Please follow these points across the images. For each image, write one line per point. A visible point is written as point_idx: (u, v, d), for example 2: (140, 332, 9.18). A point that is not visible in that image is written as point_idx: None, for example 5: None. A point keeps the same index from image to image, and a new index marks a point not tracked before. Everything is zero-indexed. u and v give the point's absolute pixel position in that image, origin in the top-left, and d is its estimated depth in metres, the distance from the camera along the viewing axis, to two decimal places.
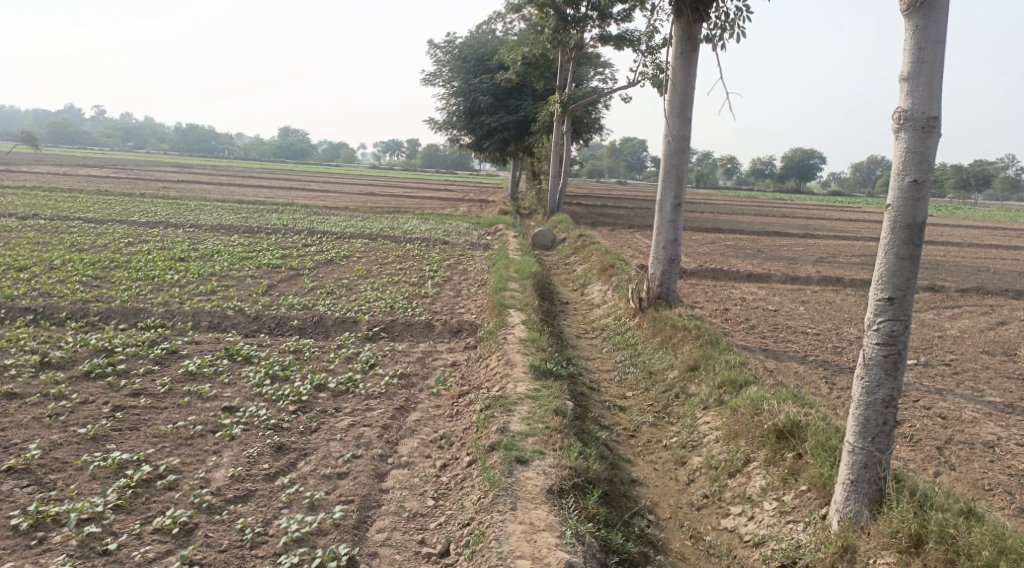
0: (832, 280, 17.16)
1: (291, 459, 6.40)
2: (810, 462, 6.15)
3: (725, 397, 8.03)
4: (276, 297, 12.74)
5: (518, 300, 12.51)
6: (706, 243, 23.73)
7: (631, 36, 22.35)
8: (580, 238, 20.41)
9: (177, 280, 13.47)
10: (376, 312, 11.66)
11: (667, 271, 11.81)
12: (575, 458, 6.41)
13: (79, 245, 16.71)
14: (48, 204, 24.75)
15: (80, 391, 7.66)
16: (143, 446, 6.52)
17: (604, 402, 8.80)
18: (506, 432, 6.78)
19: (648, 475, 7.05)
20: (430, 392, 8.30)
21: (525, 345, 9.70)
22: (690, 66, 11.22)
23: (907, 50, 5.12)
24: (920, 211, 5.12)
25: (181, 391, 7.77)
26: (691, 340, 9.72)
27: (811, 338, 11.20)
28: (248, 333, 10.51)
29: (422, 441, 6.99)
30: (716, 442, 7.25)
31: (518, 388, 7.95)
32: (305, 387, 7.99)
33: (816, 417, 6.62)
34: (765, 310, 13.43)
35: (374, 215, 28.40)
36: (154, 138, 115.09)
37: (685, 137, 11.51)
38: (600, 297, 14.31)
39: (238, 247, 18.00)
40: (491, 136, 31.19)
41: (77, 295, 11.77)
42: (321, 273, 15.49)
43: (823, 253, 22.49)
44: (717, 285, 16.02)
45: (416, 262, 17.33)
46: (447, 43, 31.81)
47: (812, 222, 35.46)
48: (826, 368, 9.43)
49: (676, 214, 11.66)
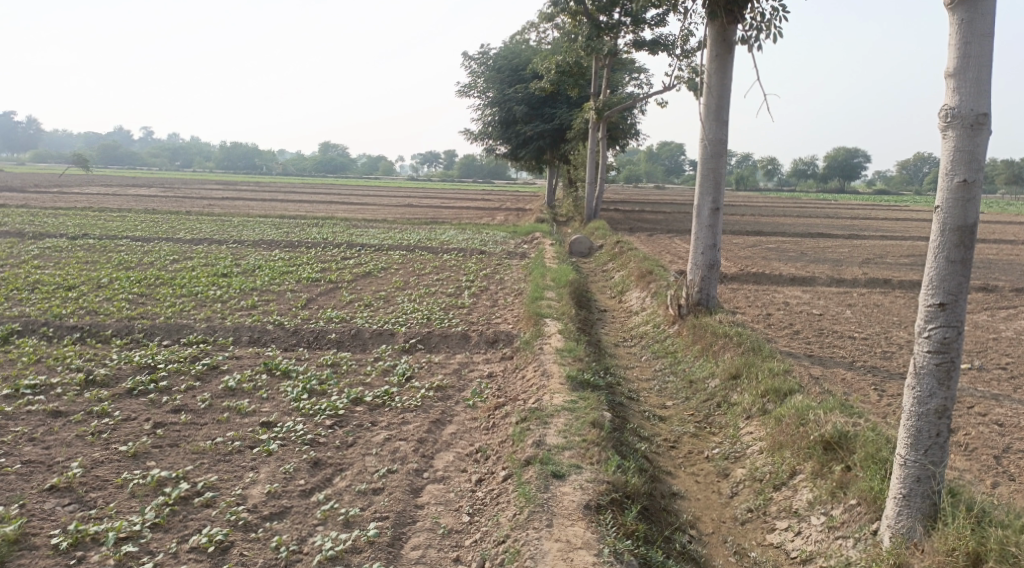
0: (879, 281, 16.71)
1: (326, 475, 6.35)
2: (859, 474, 5.92)
3: (769, 406, 7.81)
4: (315, 311, 12.81)
5: (555, 309, 12.38)
6: (747, 247, 23.33)
7: (665, 40, 22.15)
8: (618, 244, 20.23)
9: (219, 296, 13.63)
10: (414, 324, 11.63)
11: (706, 277, 11.60)
12: (613, 472, 6.26)
13: (126, 263, 17.04)
14: (97, 224, 25.36)
15: (123, 408, 7.70)
16: (182, 462, 6.47)
17: (643, 412, 8.63)
18: (542, 446, 6.69)
19: (690, 488, 6.86)
20: (467, 404, 8.22)
21: (562, 355, 9.57)
22: (726, 68, 11.02)
23: (952, 45, 4.90)
24: (971, 211, 4.88)
25: (220, 407, 7.79)
26: (732, 347, 9.50)
27: (858, 343, 10.87)
28: (287, 347, 10.55)
29: (458, 455, 6.90)
30: (759, 453, 7.05)
31: (555, 400, 7.83)
32: (342, 401, 7.95)
33: (865, 427, 6.38)
34: (809, 314, 13.10)
35: (412, 226, 28.54)
36: (198, 157, 117.64)
37: (722, 140, 11.29)
38: (638, 304, 14.11)
39: (279, 261, 18.19)
40: (527, 144, 31.17)
41: (122, 312, 11.96)
42: (360, 285, 15.55)
43: (869, 254, 21.95)
44: (759, 289, 15.70)
45: (453, 273, 17.31)
46: (481, 54, 31.91)
47: (857, 223, 34.70)
48: (874, 375, 9.13)
49: (714, 219, 11.44)
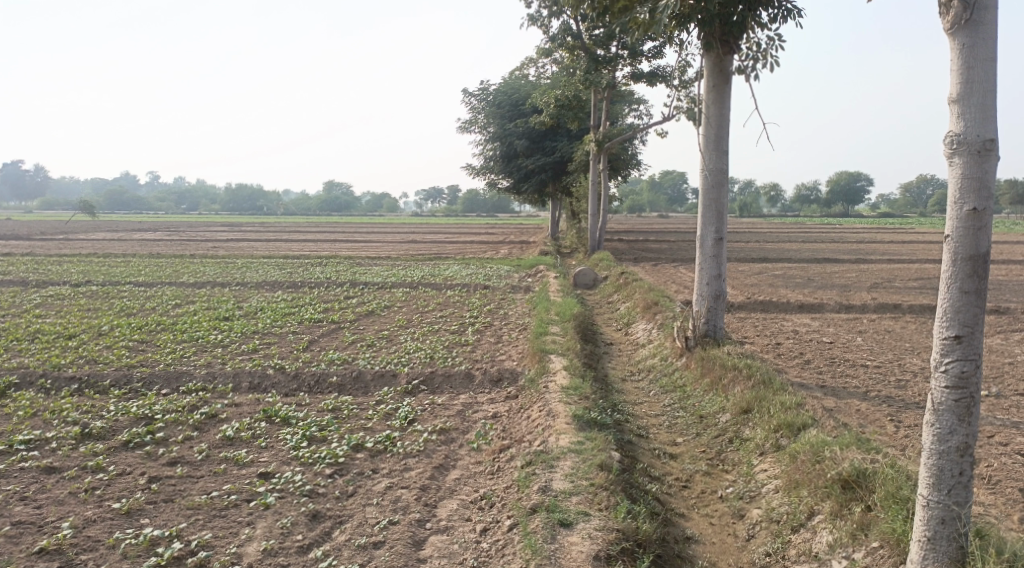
0: (888, 306, 16.47)
1: (325, 529, 6.12)
2: (880, 515, 5.67)
3: (782, 441, 7.57)
4: (317, 353, 12.62)
5: (560, 344, 12.18)
6: (753, 274, 23.13)
7: (663, 71, 22.19)
8: (622, 275, 20.07)
9: (221, 340, 13.47)
10: (416, 364, 11.43)
11: (712, 308, 11.41)
12: (622, 519, 6.03)
13: (128, 310, 16.92)
14: (101, 270, 25.34)
15: (118, 461, 7.47)
16: (177, 519, 6.24)
17: (653, 450, 8.38)
18: (548, 493, 6.48)
19: (704, 531, 6.60)
20: (471, 447, 7.99)
21: (568, 393, 9.35)
22: (724, 98, 10.93)
23: (954, 71, 4.76)
24: (983, 239, 4.70)
25: (218, 458, 7.57)
26: (742, 380, 9.27)
27: (871, 371, 10.62)
28: (288, 392, 10.35)
29: (462, 502, 6.66)
30: (775, 493, 6.80)
31: (561, 441, 7.60)
32: (342, 448, 7.72)
33: (883, 463, 6.14)
34: (819, 342, 12.86)
35: (416, 263, 28.46)
36: (204, 200, 118.42)
37: (723, 170, 11.15)
38: (645, 336, 13.90)
39: (282, 303, 18.06)
40: (528, 178, 31.19)
41: (122, 360, 11.79)
42: (363, 325, 15.39)
43: (876, 278, 21.72)
44: (767, 318, 15.48)
45: (457, 309, 17.13)
46: (480, 91, 32.06)
47: (864, 247, 34.46)
48: (890, 405, 8.88)
49: (718, 249, 11.27)
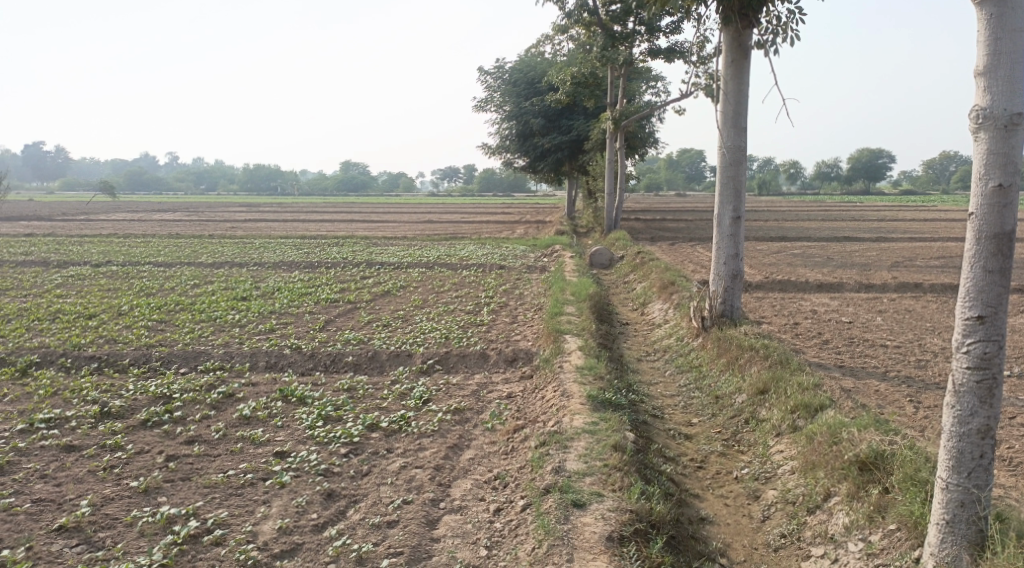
0: (909, 286, 16.26)
1: (340, 508, 6.14)
2: (897, 497, 5.60)
3: (799, 422, 7.50)
4: (333, 333, 12.65)
5: (576, 324, 12.13)
6: (771, 254, 22.92)
7: (681, 47, 21.91)
8: (639, 255, 19.97)
9: (238, 320, 13.54)
10: (432, 344, 11.42)
11: (729, 287, 11.31)
12: (636, 500, 6.00)
13: (147, 290, 17.04)
14: (121, 250, 25.54)
15: (136, 440, 7.52)
16: (193, 498, 6.28)
17: (669, 431, 8.34)
18: (561, 473, 6.47)
19: (719, 512, 6.56)
20: (485, 427, 7.99)
21: (583, 373, 9.32)
22: (742, 74, 10.76)
23: (980, 42, 4.63)
24: (1008, 218, 4.59)
25: (234, 437, 7.61)
26: (759, 360, 9.19)
27: (890, 352, 10.50)
28: (304, 371, 10.39)
29: (476, 482, 6.67)
30: (791, 474, 6.75)
31: (575, 421, 7.57)
32: (357, 428, 7.74)
33: (902, 444, 6.06)
34: (838, 322, 12.73)
35: (432, 243, 28.45)
36: (222, 180, 118.91)
37: (741, 147, 11.00)
38: (661, 316, 13.81)
39: (298, 283, 18.11)
40: (545, 157, 31.01)
41: (141, 340, 11.88)
42: (378, 305, 15.40)
43: (897, 257, 21.46)
44: (785, 297, 15.32)
45: (472, 290, 17.10)
46: (497, 69, 31.83)
47: (884, 225, 34.04)
48: (909, 386, 8.77)
49: (736, 228, 11.15)
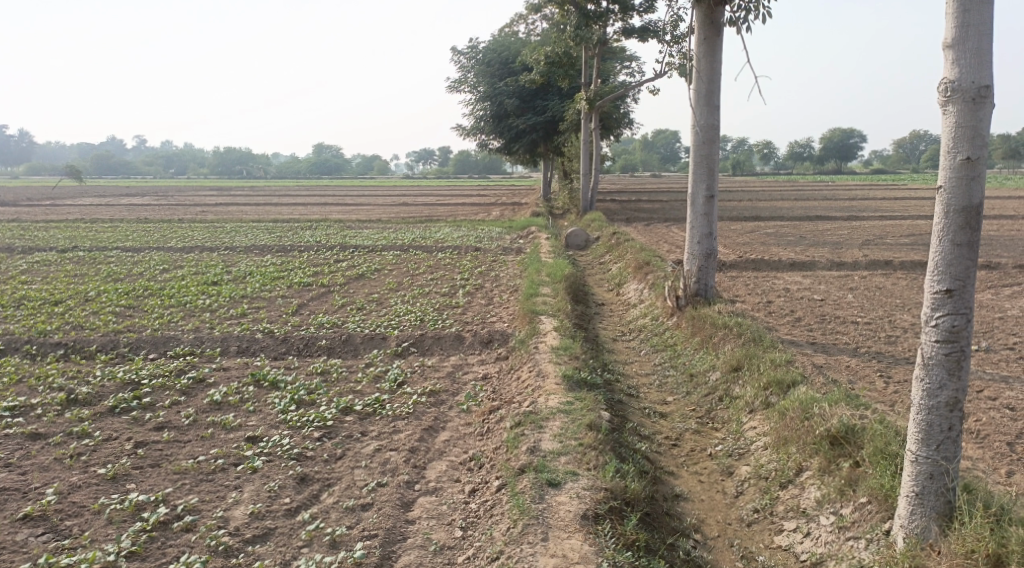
0: (880, 263, 16.42)
1: (313, 492, 6.09)
2: (868, 471, 5.65)
3: (772, 399, 7.55)
4: (306, 317, 12.53)
5: (551, 305, 12.11)
6: (745, 233, 23.07)
7: (654, 26, 21.86)
8: (614, 235, 19.99)
9: (209, 304, 13.36)
10: (406, 327, 11.35)
11: (703, 266, 11.33)
12: (610, 478, 6.01)
13: (115, 275, 16.75)
14: (89, 236, 25.08)
15: (104, 427, 7.39)
16: (163, 484, 6.19)
17: (643, 409, 8.37)
18: (536, 453, 6.46)
19: (693, 488, 6.60)
20: (460, 409, 7.96)
21: (558, 354, 9.31)
22: (715, 51, 10.74)
23: (949, 15, 4.63)
24: (976, 191, 4.61)
25: (206, 423, 7.50)
26: (733, 338, 9.24)
27: (862, 328, 10.61)
28: (276, 356, 10.28)
29: (451, 463, 6.65)
30: (764, 450, 6.80)
31: (550, 402, 7.56)
32: (331, 412, 7.67)
33: (872, 418, 6.11)
34: (811, 300, 12.82)
35: (407, 225, 28.28)
36: (192, 164, 117.20)
37: (714, 126, 11.00)
38: (636, 296, 13.84)
39: (271, 267, 17.91)
40: (519, 138, 30.89)
41: (109, 326, 11.68)
42: (352, 288, 15.27)
43: (869, 235, 21.69)
44: (758, 276, 15.41)
45: (447, 272, 17.02)
46: (470, 49, 31.57)
47: (856, 204, 34.39)
48: (880, 361, 8.88)
49: (709, 207, 11.17)
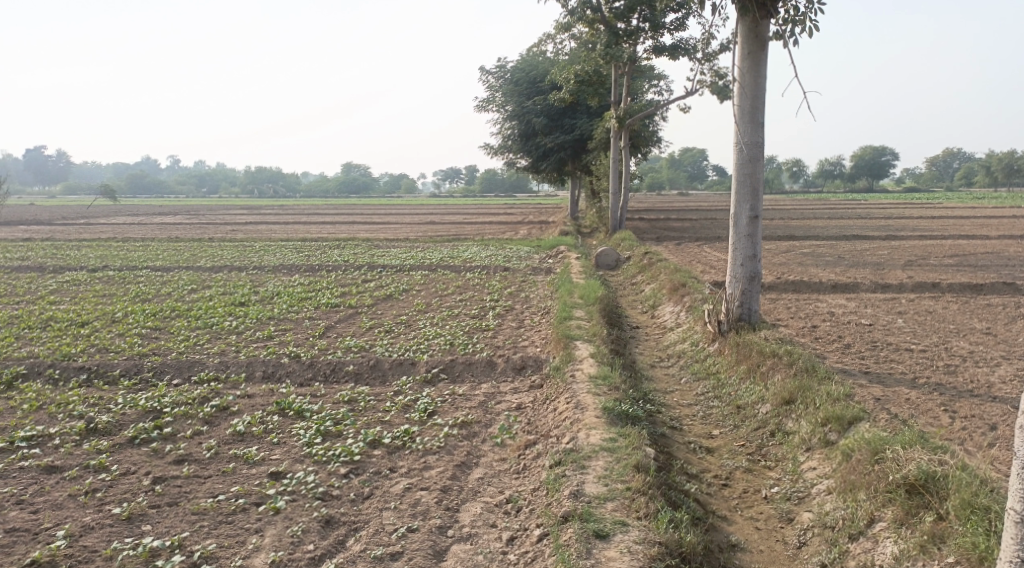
0: (927, 286, 15.72)
1: (339, 537, 5.64)
2: (955, 527, 5.23)
3: (831, 436, 7.02)
4: (333, 340, 12.16)
5: (586, 329, 11.61)
6: (781, 253, 22.43)
7: (685, 44, 21.43)
8: (646, 255, 19.46)
9: (236, 327, 13.05)
10: (436, 351, 10.94)
11: (746, 290, 10.76)
12: (664, 530, 5.57)
13: (143, 295, 16.55)
14: (119, 254, 25.07)
15: (122, 460, 7.00)
16: (179, 527, 5.76)
17: (689, 444, 7.84)
18: (580, 498, 5.99)
19: (750, 537, 6.13)
20: (494, 442, 7.49)
21: (597, 384, 8.79)
22: (759, 66, 10.27)
23: None
24: None
25: (227, 455, 7.06)
26: (783, 368, 8.67)
27: (918, 356, 9.99)
28: (302, 382, 9.88)
29: (486, 506, 6.18)
30: (827, 495, 6.33)
31: (591, 437, 7.06)
32: (358, 445, 7.21)
33: (953, 465, 5.68)
34: (858, 325, 12.19)
35: (435, 245, 27.96)
36: (223, 182, 118.71)
37: (758, 143, 10.48)
38: (673, 320, 13.28)
39: (298, 287, 17.62)
40: (548, 156, 30.56)
41: (134, 349, 11.38)
42: (380, 310, 14.91)
43: (911, 255, 20.91)
44: (799, 299, 14.79)
45: (477, 293, 16.61)
46: (498, 68, 31.35)
47: (893, 223, 33.42)
48: (941, 394, 8.27)
49: (753, 227, 10.62)
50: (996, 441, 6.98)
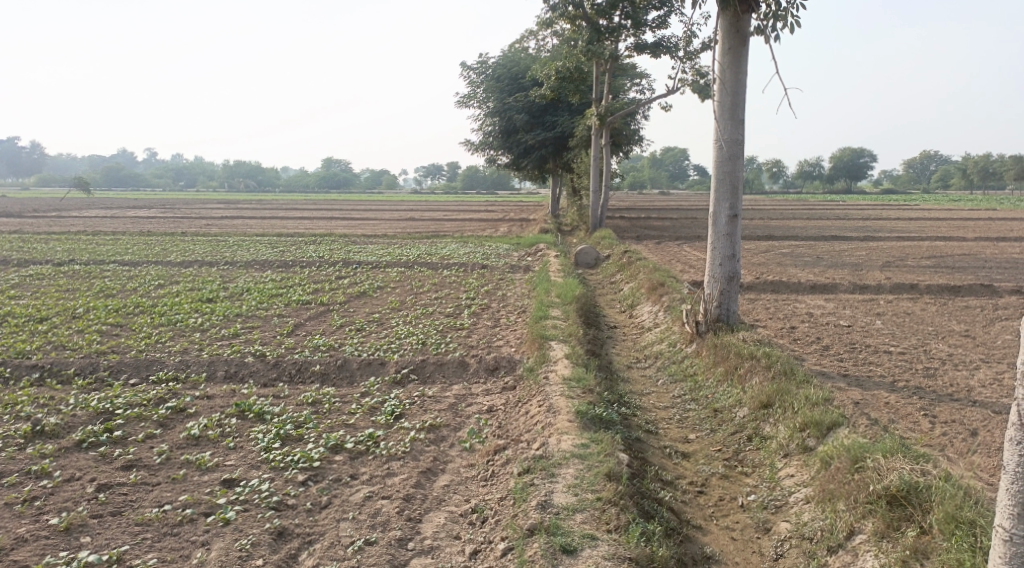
0: (905, 287, 15.59)
1: (291, 551, 5.34)
2: (939, 542, 5.03)
3: (809, 443, 6.78)
4: (301, 338, 11.78)
5: (562, 329, 11.33)
6: (760, 253, 22.29)
7: (667, 42, 21.22)
8: (625, 254, 19.23)
9: (201, 324, 12.64)
10: (407, 351, 10.60)
11: (725, 291, 10.52)
12: (634, 545, 5.32)
13: (108, 291, 16.05)
14: (87, 248, 24.43)
15: (67, 465, 6.62)
16: (120, 540, 5.42)
17: (664, 449, 7.58)
18: (548, 509, 5.72)
19: (725, 548, 5.89)
20: (462, 447, 7.19)
21: (570, 387, 8.51)
22: (740, 62, 10.03)
23: None
24: None
25: (179, 461, 6.70)
26: (761, 371, 8.42)
27: (897, 358, 9.80)
28: (266, 382, 9.51)
29: (450, 516, 5.89)
30: (805, 504, 6.09)
31: (562, 443, 6.78)
32: (318, 450, 6.87)
33: (935, 475, 5.47)
34: (837, 326, 12.02)
35: (412, 241, 27.56)
36: (201, 176, 117.46)
37: (738, 140, 10.23)
38: (650, 319, 13.05)
39: (269, 283, 17.19)
40: (529, 153, 30.27)
41: (92, 347, 10.94)
42: (352, 307, 14.55)
43: (888, 257, 20.85)
44: (778, 300, 14.59)
45: (453, 290, 16.28)
46: (480, 64, 31.01)
47: (872, 224, 33.43)
48: (921, 397, 8.08)
49: (732, 227, 10.38)
50: (979, 447, 6.77)
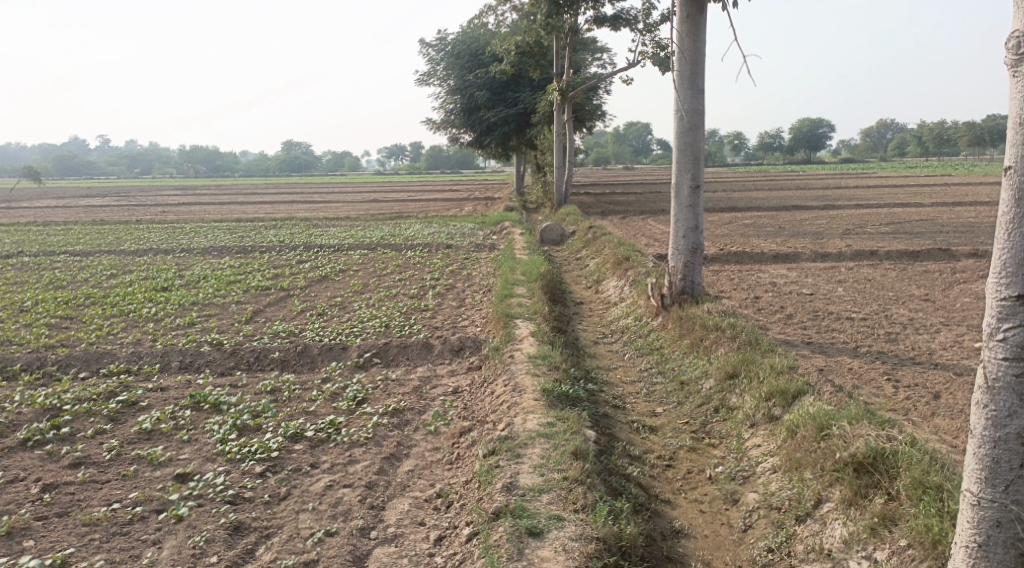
0: (865, 254, 15.66)
1: (247, 546, 5.14)
2: (907, 508, 4.98)
3: (775, 412, 6.72)
4: (261, 325, 11.47)
5: (527, 307, 11.18)
6: (724, 224, 22.34)
7: (627, 15, 21.01)
8: (590, 230, 19.10)
9: (154, 313, 12.25)
10: (370, 334, 10.37)
11: (689, 263, 10.43)
12: (602, 524, 5.21)
13: (57, 283, 15.50)
14: (37, 240, 23.63)
15: (11, 466, 6.33)
16: (66, 542, 5.18)
17: (631, 423, 7.48)
18: (513, 491, 5.59)
19: (693, 522, 5.82)
20: (427, 431, 7.02)
21: (536, 364, 8.38)
22: (699, 30, 9.88)
23: None
24: None
25: (130, 457, 6.44)
26: (726, 341, 8.35)
27: (859, 325, 9.81)
28: (223, 371, 9.21)
29: (414, 502, 5.75)
30: (771, 473, 6.06)
31: (528, 423, 6.64)
32: (276, 440, 6.64)
33: (901, 441, 5.43)
34: (800, 295, 12.02)
35: (375, 223, 27.13)
36: (158, 163, 114.90)
37: (699, 110, 10.11)
38: (616, 294, 12.95)
39: (227, 270, 16.76)
40: (491, 131, 29.92)
41: (39, 341, 10.53)
42: (313, 292, 14.22)
43: (849, 224, 20.99)
44: (742, 270, 14.58)
45: (416, 271, 16.02)
46: (439, 41, 30.53)
47: (832, 193, 33.67)
48: (884, 363, 8.08)
49: (695, 198, 10.28)
50: (941, 410, 6.77)
